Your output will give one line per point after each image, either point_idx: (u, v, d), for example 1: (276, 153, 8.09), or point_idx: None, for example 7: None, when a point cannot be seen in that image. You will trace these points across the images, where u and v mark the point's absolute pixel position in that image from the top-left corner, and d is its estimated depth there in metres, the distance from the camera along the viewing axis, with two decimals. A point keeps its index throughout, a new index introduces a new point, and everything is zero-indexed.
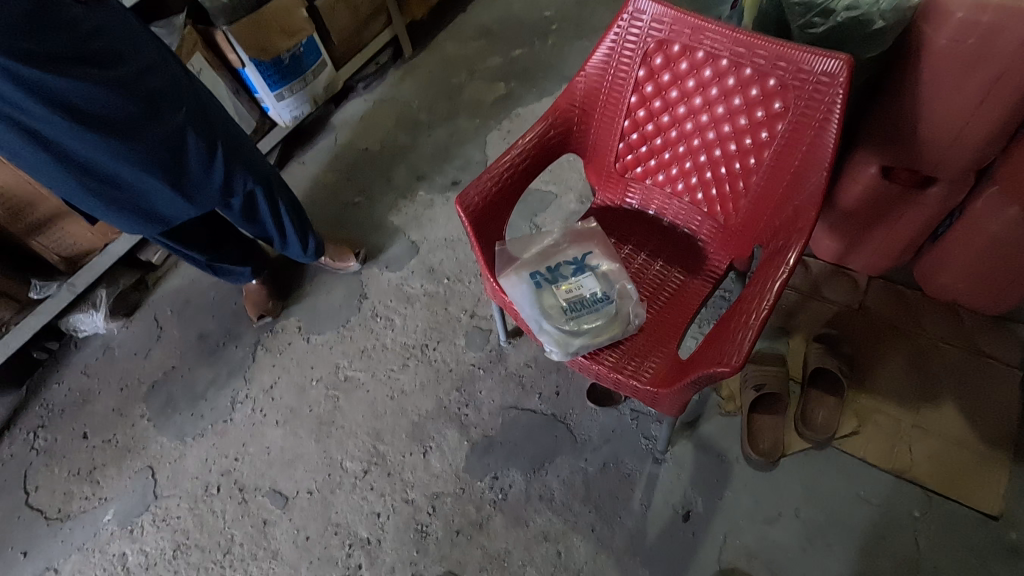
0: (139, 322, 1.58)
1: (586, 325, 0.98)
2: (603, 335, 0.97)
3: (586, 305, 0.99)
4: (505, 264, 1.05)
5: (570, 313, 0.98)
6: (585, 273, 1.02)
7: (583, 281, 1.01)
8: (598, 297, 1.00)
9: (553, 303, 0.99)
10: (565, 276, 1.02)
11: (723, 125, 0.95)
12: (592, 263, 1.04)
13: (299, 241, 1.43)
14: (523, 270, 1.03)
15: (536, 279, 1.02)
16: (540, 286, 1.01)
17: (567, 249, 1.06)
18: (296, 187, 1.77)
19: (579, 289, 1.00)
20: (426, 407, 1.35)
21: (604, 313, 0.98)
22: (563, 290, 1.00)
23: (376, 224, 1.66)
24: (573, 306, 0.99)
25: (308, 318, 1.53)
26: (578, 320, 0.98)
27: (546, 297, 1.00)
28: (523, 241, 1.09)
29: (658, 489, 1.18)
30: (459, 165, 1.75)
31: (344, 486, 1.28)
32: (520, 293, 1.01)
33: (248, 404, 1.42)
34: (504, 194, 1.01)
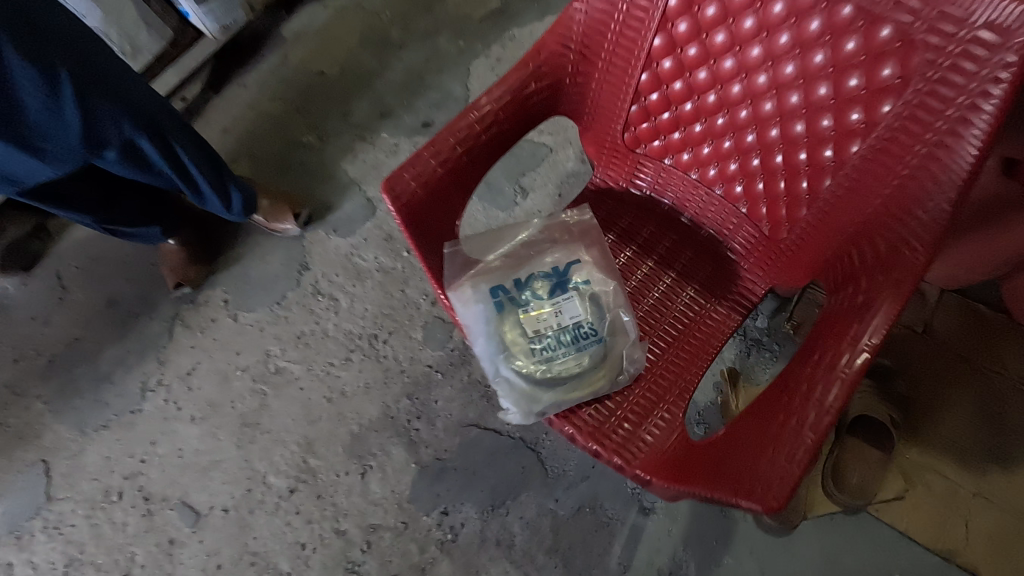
0: (38, 279, 1.31)
1: (560, 374, 0.71)
2: (582, 390, 0.71)
3: (563, 345, 0.71)
4: (459, 272, 0.76)
5: (539, 356, 0.71)
6: (566, 294, 0.73)
7: (562, 308, 0.73)
8: (581, 334, 0.72)
9: (518, 338, 0.72)
10: (537, 298, 0.73)
11: (790, 94, 0.62)
12: (576, 277, 0.75)
13: (217, 194, 1.11)
14: (481, 284, 0.74)
15: (497, 299, 0.73)
16: (502, 309, 0.73)
17: (545, 253, 0.77)
18: (232, 117, 1.43)
19: (555, 320, 0.72)
20: (369, 415, 1.11)
21: (588, 355, 0.71)
22: (534, 319, 0.72)
23: (327, 172, 1.34)
24: (544, 345, 0.71)
25: (237, 289, 1.25)
26: (551, 365, 0.71)
27: (509, 328, 0.72)
28: (486, 237, 0.79)
29: (641, 546, 0.96)
30: (435, 101, 1.40)
31: (265, 506, 1.07)
32: (475, 319, 0.73)
33: (161, 393, 1.18)
34: (458, 176, 0.70)
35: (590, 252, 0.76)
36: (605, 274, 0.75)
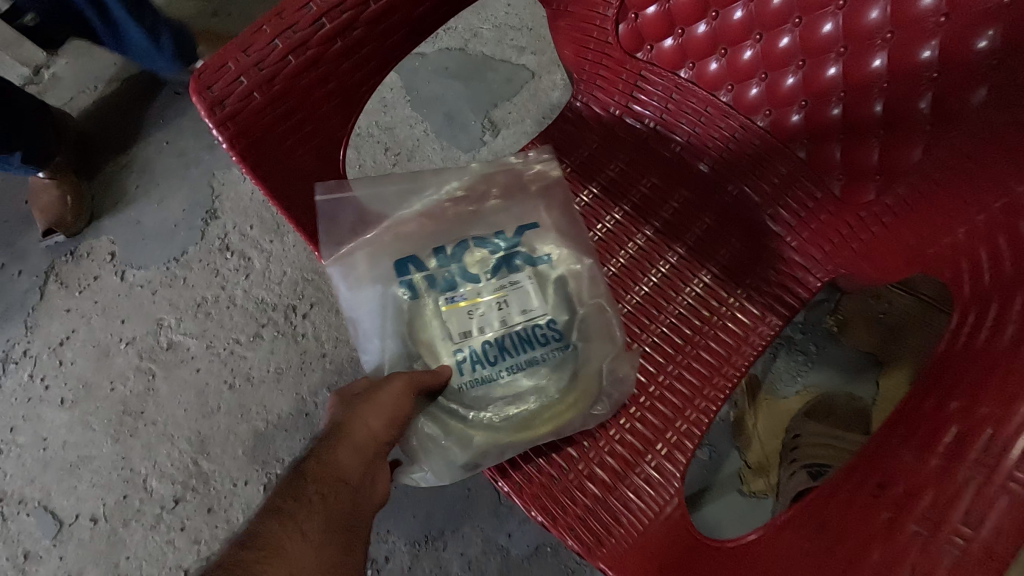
0: None
1: (503, 401, 0.45)
2: (538, 428, 0.45)
3: (508, 356, 0.45)
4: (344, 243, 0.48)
5: (468, 373, 0.45)
6: (516, 277, 0.47)
7: (509, 297, 0.47)
8: (536, 339, 0.46)
9: (438, 341, 0.46)
10: (470, 280, 0.47)
11: None
12: (531, 251, 0.49)
13: (134, 24, 0.86)
14: (387, 260, 0.48)
15: (407, 280, 0.47)
16: (416, 295, 0.47)
17: (485, 217, 0.51)
18: None
19: (498, 315, 0.46)
20: (279, 409, 0.87)
21: (549, 376, 0.46)
22: (465, 312, 0.46)
23: None
24: (478, 357, 0.45)
25: (126, 239, 0.99)
26: (492, 391, 0.45)
27: (422, 325, 0.46)
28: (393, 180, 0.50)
29: None
30: None
31: (143, 518, 0.85)
32: (370, 311, 0.47)
33: (25, 367, 0.94)
34: (336, 76, 0.42)
35: (552, 215, 0.51)
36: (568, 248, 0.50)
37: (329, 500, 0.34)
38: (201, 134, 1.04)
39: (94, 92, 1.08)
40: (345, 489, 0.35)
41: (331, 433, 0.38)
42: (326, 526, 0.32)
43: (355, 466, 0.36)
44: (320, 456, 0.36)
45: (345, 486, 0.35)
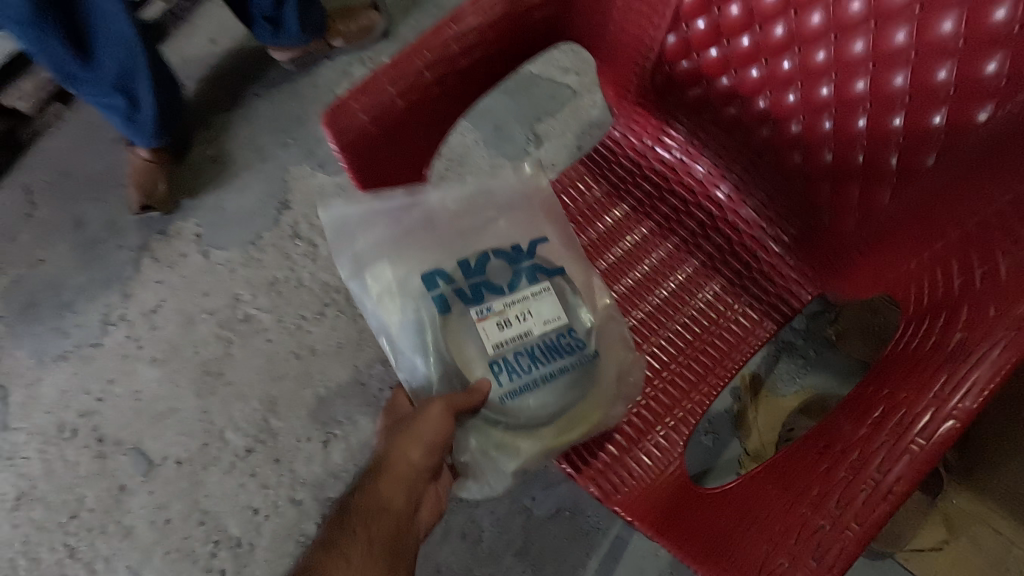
0: (6, 191, 1.21)
1: (540, 408, 0.53)
2: (572, 432, 0.54)
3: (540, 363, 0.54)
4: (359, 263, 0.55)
5: (507, 384, 0.53)
6: (536, 292, 0.56)
7: (531, 310, 0.55)
8: (564, 345, 0.55)
9: (474, 357, 0.53)
10: (490, 293, 0.55)
11: (895, 31, 0.45)
12: (544, 268, 0.58)
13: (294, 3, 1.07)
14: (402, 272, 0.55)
15: (434, 296, 0.54)
16: (443, 311, 0.54)
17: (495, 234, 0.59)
18: (220, 26, 1.27)
19: (526, 325, 0.55)
20: (338, 378, 1.00)
21: (571, 380, 0.55)
22: (495, 324, 0.54)
23: (320, 99, 1.18)
24: (512, 366, 0.53)
25: (210, 222, 1.13)
26: (526, 395, 0.53)
27: (454, 339, 0.54)
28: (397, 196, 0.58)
29: (623, 562, 0.84)
30: None
31: (220, 463, 0.99)
32: (395, 325, 0.54)
33: (122, 328, 1.09)
34: (432, 113, 0.54)
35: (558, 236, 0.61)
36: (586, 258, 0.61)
37: (370, 528, 0.45)
38: (276, 133, 1.17)
39: (185, 90, 1.22)
40: (386, 518, 0.46)
41: (379, 468, 0.49)
42: (367, 550, 0.44)
43: (396, 498, 0.48)
44: (368, 490, 0.47)
45: (387, 515, 0.46)
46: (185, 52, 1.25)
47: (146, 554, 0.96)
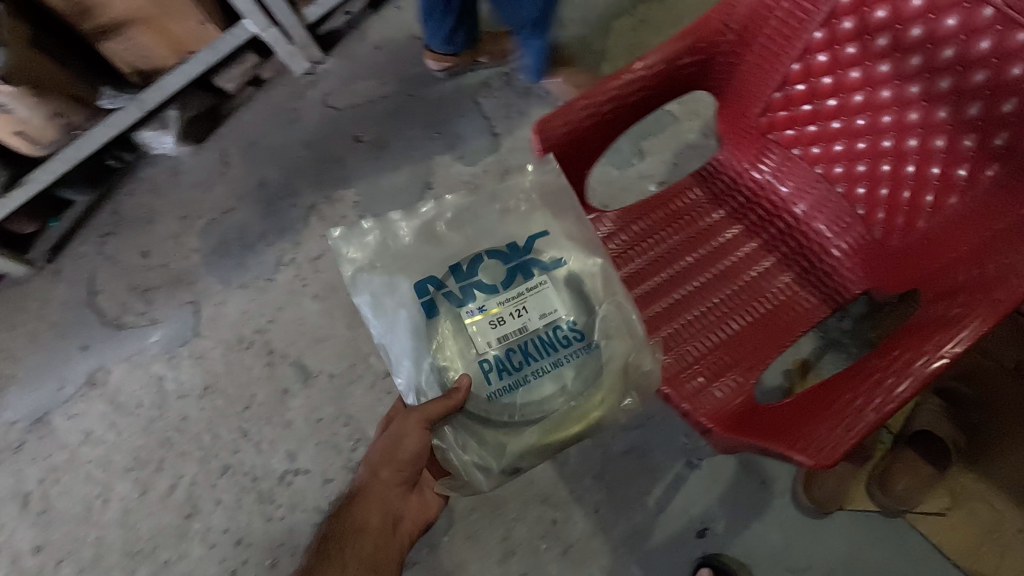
0: (208, 152, 1.53)
1: (532, 396, 0.72)
2: (560, 431, 0.73)
3: (535, 356, 0.72)
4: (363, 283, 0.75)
5: (497, 378, 0.72)
6: (530, 294, 0.73)
7: (528, 306, 0.73)
8: (557, 338, 0.73)
9: (466, 357, 0.72)
10: (488, 296, 0.73)
11: (939, 109, 0.66)
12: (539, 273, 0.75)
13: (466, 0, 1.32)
14: (402, 283, 0.75)
15: (425, 301, 0.74)
16: (432, 316, 0.73)
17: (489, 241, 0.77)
18: (384, 34, 1.54)
19: (521, 320, 0.73)
20: None
21: (553, 374, 0.72)
22: (488, 323, 0.72)
23: (463, 101, 1.44)
24: (503, 362, 0.72)
25: (367, 194, 1.41)
26: (514, 388, 0.72)
27: (447, 333, 0.73)
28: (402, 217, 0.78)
29: (680, 495, 1.06)
30: (573, 51, 1.43)
31: (363, 381, 1.26)
32: (393, 324, 0.74)
33: (292, 269, 1.38)
34: (603, 131, 0.78)
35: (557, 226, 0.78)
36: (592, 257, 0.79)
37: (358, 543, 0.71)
38: (425, 127, 1.44)
39: (354, 86, 1.51)
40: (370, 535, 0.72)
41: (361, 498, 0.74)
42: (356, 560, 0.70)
43: (376, 518, 0.73)
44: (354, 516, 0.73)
45: (373, 532, 0.72)
46: (355, 53, 1.54)
47: (302, 442, 1.24)
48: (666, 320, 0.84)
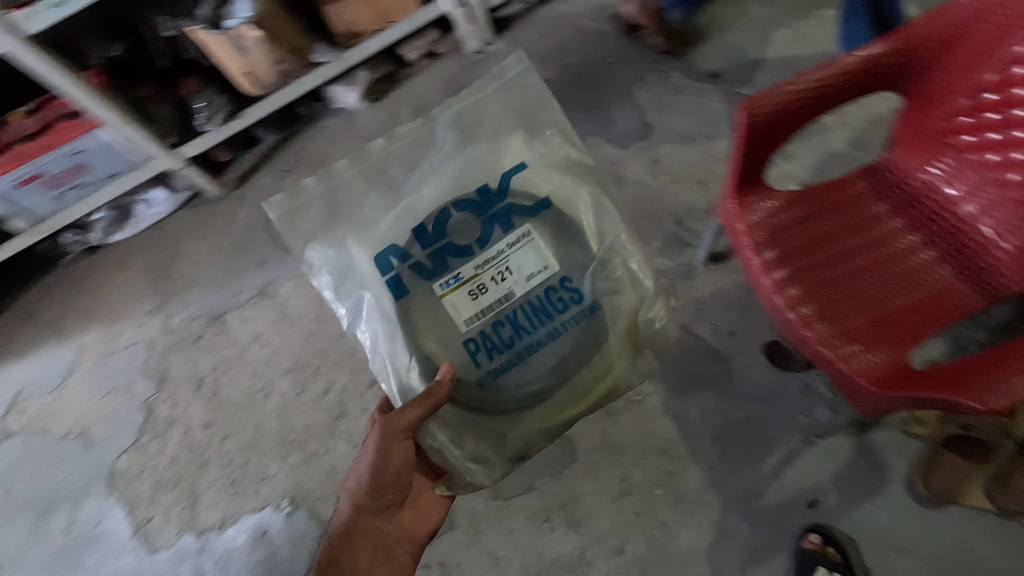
0: (381, 110, 1.72)
1: (524, 348, 1.08)
2: (551, 417, 1.11)
3: (536, 319, 1.07)
4: (338, 266, 1.09)
5: (487, 353, 1.07)
6: (503, 257, 1.05)
7: (506, 269, 1.05)
8: (534, 304, 1.07)
9: (459, 322, 1.05)
10: (457, 273, 1.05)
11: None
12: (510, 247, 1.06)
13: None
14: (358, 258, 1.08)
15: (388, 277, 1.06)
16: (406, 295, 1.06)
17: (466, 186, 1.11)
18: (551, 25, 1.70)
19: (504, 289, 1.05)
20: None
21: (521, 340, 1.07)
22: (468, 296, 1.05)
23: (618, 91, 1.57)
24: (486, 331, 1.06)
25: None
26: (496, 353, 1.07)
27: (433, 309, 1.06)
28: (314, 200, 1.08)
29: (794, 467, 1.15)
30: (730, 57, 1.54)
31: None
32: (364, 303, 1.09)
33: None
34: (797, 114, 0.89)
35: (529, 154, 1.12)
36: (568, 185, 1.12)
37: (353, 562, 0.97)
38: (580, 110, 1.57)
39: None
40: (362, 561, 0.98)
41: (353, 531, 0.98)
42: None
43: (365, 545, 0.99)
44: (349, 545, 0.97)
45: (365, 556, 0.98)
46: (524, 39, 1.70)
47: None
48: (824, 293, 0.93)
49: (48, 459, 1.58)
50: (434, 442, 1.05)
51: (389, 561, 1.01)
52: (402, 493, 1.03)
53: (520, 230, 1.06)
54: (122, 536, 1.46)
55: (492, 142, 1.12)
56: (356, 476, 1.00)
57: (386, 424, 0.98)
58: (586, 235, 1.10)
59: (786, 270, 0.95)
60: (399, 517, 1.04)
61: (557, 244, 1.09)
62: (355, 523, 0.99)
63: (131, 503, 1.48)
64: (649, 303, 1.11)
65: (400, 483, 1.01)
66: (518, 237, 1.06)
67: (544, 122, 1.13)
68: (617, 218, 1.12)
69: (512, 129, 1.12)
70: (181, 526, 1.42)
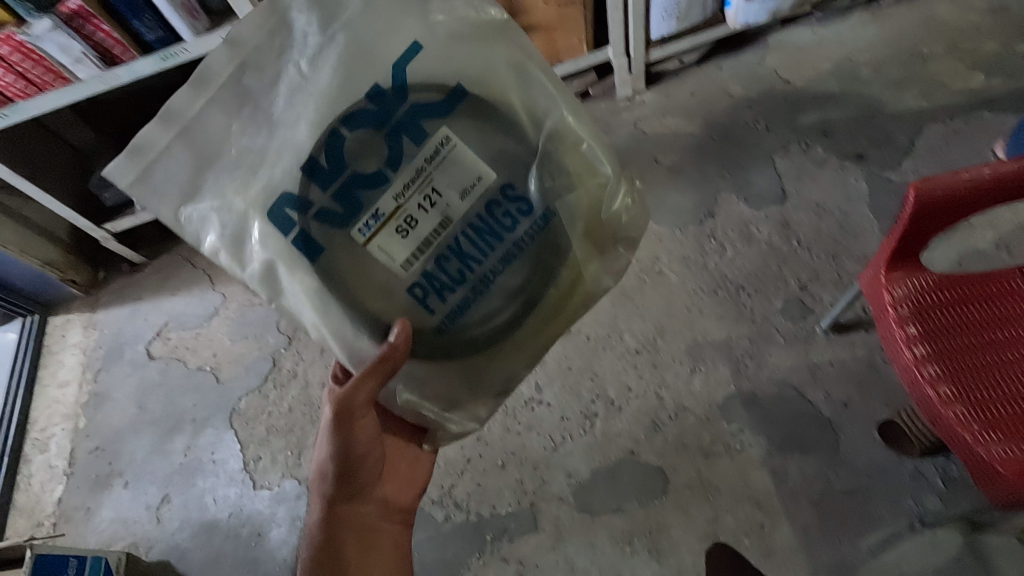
0: None
1: (483, 283, 0.81)
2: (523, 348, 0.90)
3: (483, 244, 0.80)
4: (229, 238, 0.74)
5: (439, 297, 0.80)
6: (434, 176, 0.75)
7: (435, 189, 0.75)
8: (484, 229, 0.79)
9: (398, 268, 0.76)
10: (375, 210, 0.73)
11: None
12: (439, 160, 0.74)
13: None
14: (249, 217, 0.73)
15: (293, 235, 0.74)
16: (322, 252, 0.75)
17: (352, 93, 0.73)
18: (700, 85, 1.81)
19: (438, 216, 0.76)
20: (714, 335, 1.42)
21: (482, 272, 0.81)
22: (396, 233, 0.75)
23: (759, 155, 1.64)
24: (432, 271, 0.78)
25: (655, 204, 1.63)
26: (450, 295, 0.80)
27: (356, 260, 0.75)
28: (166, 154, 0.70)
29: (895, 550, 1.15)
30: (877, 140, 1.59)
31: (614, 350, 1.45)
32: (277, 269, 0.75)
33: None
34: (974, 203, 0.92)
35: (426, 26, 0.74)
36: (484, 60, 0.77)
37: (346, 543, 0.94)
38: (719, 167, 1.65)
39: (663, 117, 1.78)
40: (354, 540, 0.95)
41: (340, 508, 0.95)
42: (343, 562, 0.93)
43: (354, 525, 0.96)
44: (338, 524, 0.95)
45: (355, 536, 0.95)
46: (673, 93, 1.82)
47: (550, 379, 1.45)
48: (966, 376, 0.94)
49: (181, 387, 1.77)
50: (405, 404, 0.87)
51: (380, 538, 0.98)
52: (379, 464, 0.96)
53: (440, 133, 0.74)
54: (231, 469, 1.61)
55: (371, 21, 0.72)
56: (324, 462, 0.92)
57: (341, 408, 0.83)
58: (519, 122, 0.79)
59: (931, 348, 0.97)
60: (381, 487, 0.98)
61: (484, 141, 0.77)
62: (336, 510, 0.95)
63: (245, 441, 1.63)
64: (609, 195, 0.85)
65: (375, 454, 0.93)
66: (437, 148, 0.74)
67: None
68: (551, 87, 0.80)
69: (394, 3, 0.72)
70: (286, 472, 1.56)
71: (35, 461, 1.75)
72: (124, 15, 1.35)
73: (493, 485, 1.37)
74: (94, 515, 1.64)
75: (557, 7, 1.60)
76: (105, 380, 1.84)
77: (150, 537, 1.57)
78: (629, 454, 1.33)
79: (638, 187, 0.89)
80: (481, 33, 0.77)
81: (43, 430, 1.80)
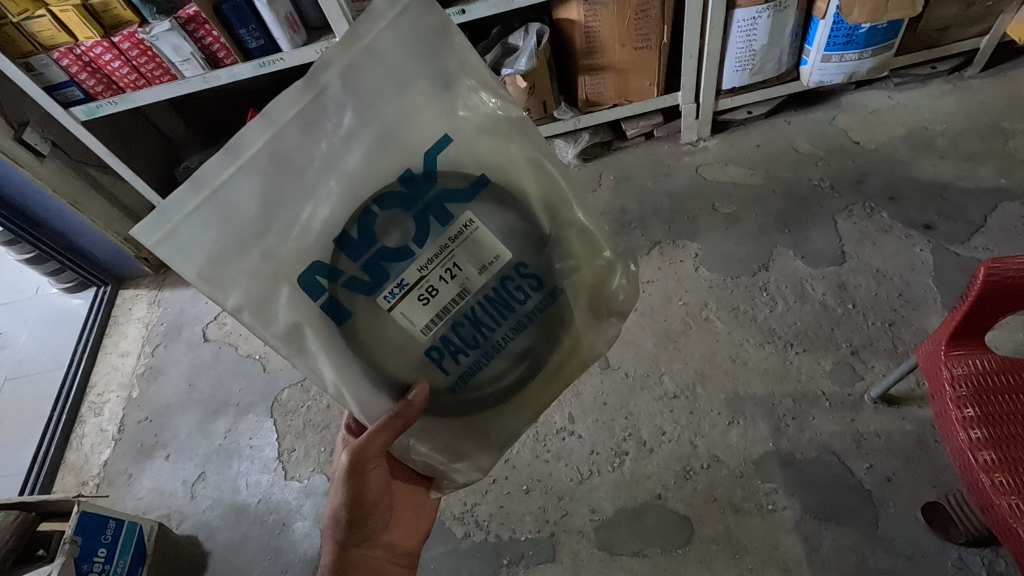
0: (589, 169, 1.91)
1: (492, 355, 0.76)
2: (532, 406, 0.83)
3: (499, 316, 0.74)
4: (253, 299, 0.61)
5: (452, 364, 0.74)
6: (460, 251, 0.69)
7: (457, 261, 0.69)
8: (502, 303, 0.73)
9: (418, 337, 0.71)
10: (400, 279, 0.67)
11: None
12: (464, 235, 0.68)
13: None
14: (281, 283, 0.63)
15: (321, 301, 0.65)
16: (348, 317, 0.67)
17: (381, 171, 0.64)
18: (767, 138, 1.82)
19: (458, 287, 0.70)
20: (756, 390, 1.40)
21: (497, 344, 0.75)
22: (419, 304, 0.69)
23: (821, 214, 1.63)
24: (447, 342, 0.73)
25: (708, 250, 1.64)
26: (464, 365, 0.75)
27: (378, 329, 0.69)
28: (193, 216, 0.57)
29: None
30: (947, 212, 1.56)
31: (651, 391, 1.45)
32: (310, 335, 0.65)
33: None
34: None
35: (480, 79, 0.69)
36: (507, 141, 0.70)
37: None
38: (778, 221, 1.64)
39: (725, 167, 1.79)
40: None
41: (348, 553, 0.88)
42: None
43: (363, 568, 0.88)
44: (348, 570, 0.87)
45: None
46: (738, 144, 1.83)
47: (585, 412, 1.46)
48: None
49: (230, 370, 1.86)
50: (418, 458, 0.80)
51: None
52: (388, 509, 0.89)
53: (466, 215, 0.68)
54: (266, 457, 1.67)
55: (402, 102, 0.63)
56: (335, 511, 0.85)
57: (356, 455, 0.77)
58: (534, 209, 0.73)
59: (990, 435, 0.93)
60: (388, 536, 0.92)
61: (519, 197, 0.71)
62: (344, 563, 0.87)
63: (283, 431, 1.70)
64: (610, 275, 0.80)
65: (383, 503, 0.88)
66: (462, 228, 0.68)
67: (459, 70, 0.66)
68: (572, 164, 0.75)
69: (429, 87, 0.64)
70: (317, 467, 1.61)
71: (88, 423, 1.86)
72: (233, 23, 1.47)
73: (516, 510, 1.38)
74: (134, 482, 1.72)
75: (632, 51, 1.64)
76: (163, 354, 1.95)
77: (182, 511, 1.63)
78: (656, 498, 1.32)
79: (635, 271, 0.83)
80: (507, 126, 0.70)
81: (100, 395, 1.92)
